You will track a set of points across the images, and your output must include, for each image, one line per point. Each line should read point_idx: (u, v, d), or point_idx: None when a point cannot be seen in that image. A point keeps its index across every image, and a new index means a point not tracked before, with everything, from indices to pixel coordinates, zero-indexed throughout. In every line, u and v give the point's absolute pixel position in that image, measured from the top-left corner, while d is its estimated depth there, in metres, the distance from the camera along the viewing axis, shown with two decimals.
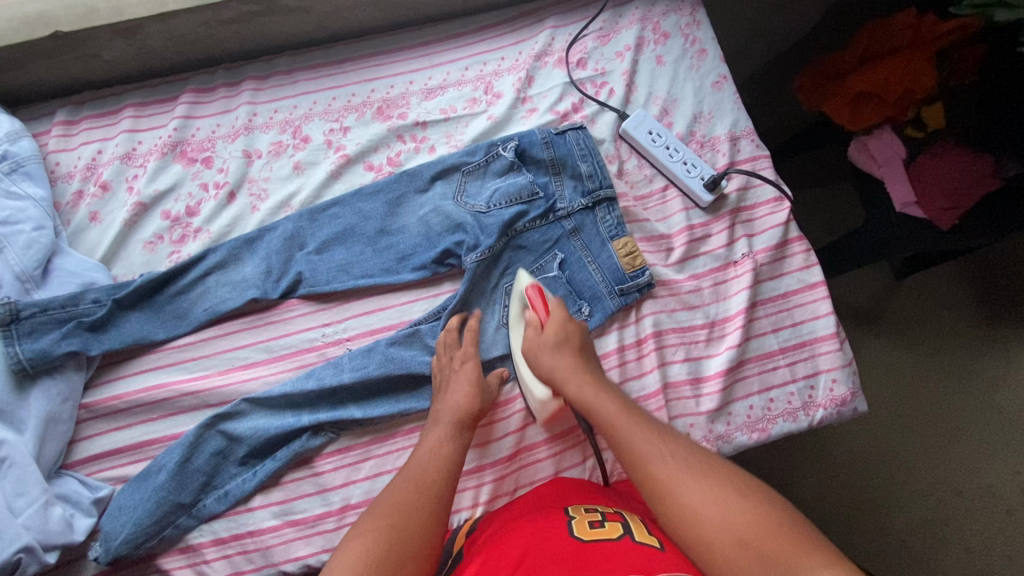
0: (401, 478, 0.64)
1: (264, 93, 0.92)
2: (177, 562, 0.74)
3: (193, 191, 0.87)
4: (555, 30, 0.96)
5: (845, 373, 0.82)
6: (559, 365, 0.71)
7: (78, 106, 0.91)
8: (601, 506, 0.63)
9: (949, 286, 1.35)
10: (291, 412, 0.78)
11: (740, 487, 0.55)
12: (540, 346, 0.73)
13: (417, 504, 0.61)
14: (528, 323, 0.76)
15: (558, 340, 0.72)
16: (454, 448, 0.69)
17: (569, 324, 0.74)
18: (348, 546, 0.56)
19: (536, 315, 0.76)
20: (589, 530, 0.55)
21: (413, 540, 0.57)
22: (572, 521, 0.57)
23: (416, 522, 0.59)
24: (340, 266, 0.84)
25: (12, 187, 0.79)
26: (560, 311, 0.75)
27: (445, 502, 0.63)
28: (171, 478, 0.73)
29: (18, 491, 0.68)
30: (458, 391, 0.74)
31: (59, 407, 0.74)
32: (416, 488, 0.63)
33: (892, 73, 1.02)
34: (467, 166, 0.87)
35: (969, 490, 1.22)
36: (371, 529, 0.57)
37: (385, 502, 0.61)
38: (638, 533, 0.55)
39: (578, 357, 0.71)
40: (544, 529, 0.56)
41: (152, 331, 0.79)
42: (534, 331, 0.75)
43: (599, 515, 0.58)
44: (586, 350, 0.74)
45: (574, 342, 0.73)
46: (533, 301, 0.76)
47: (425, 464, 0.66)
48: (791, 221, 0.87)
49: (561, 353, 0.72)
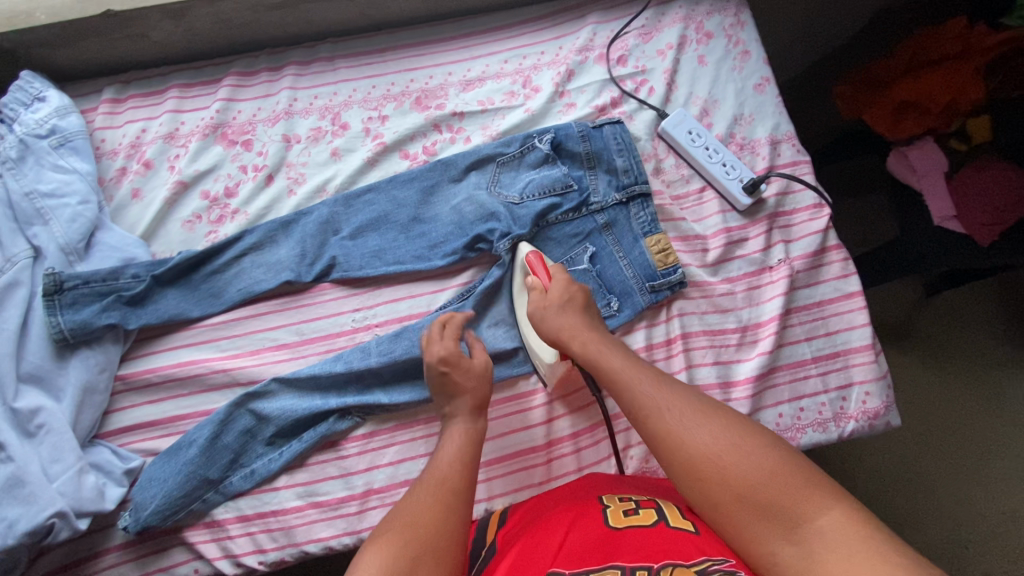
0: (421, 483, 0.63)
1: (305, 79, 0.93)
2: (202, 536, 0.75)
3: (232, 172, 0.88)
4: (597, 26, 0.96)
5: (879, 386, 0.80)
6: (564, 324, 0.71)
7: (125, 85, 0.93)
8: (634, 495, 0.63)
9: (981, 304, 1.32)
10: (320, 394, 0.79)
11: (746, 436, 0.55)
12: (546, 307, 0.73)
13: (433, 505, 0.59)
14: (530, 289, 0.76)
15: (563, 301, 0.73)
16: (465, 440, 0.68)
17: (573, 286, 0.74)
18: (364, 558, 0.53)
19: (539, 279, 0.76)
20: (623, 518, 0.55)
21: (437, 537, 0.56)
22: (605, 509, 0.57)
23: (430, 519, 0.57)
24: (373, 252, 0.84)
25: (60, 161, 0.81)
26: (560, 274, 0.76)
27: (466, 493, 0.62)
28: (201, 453, 0.74)
29: (54, 457, 0.70)
30: (472, 392, 0.72)
31: (96, 377, 0.76)
32: (435, 486, 0.61)
33: (937, 82, 1.00)
34: (502, 157, 0.87)
35: (991, 511, 1.19)
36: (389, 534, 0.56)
37: (402, 513, 0.59)
38: (673, 518, 0.55)
39: (581, 316, 0.72)
40: (579, 519, 0.56)
41: (187, 308, 0.81)
42: (538, 295, 0.75)
43: (633, 503, 0.58)
44: (590, 309, 0.74)
45: (579, 302, 0.73)
46: (534, 269, 0.77)
47: (440, 462, 0.65)
48: (829, 229, 0.86)
49: (566, 312, 0.72)
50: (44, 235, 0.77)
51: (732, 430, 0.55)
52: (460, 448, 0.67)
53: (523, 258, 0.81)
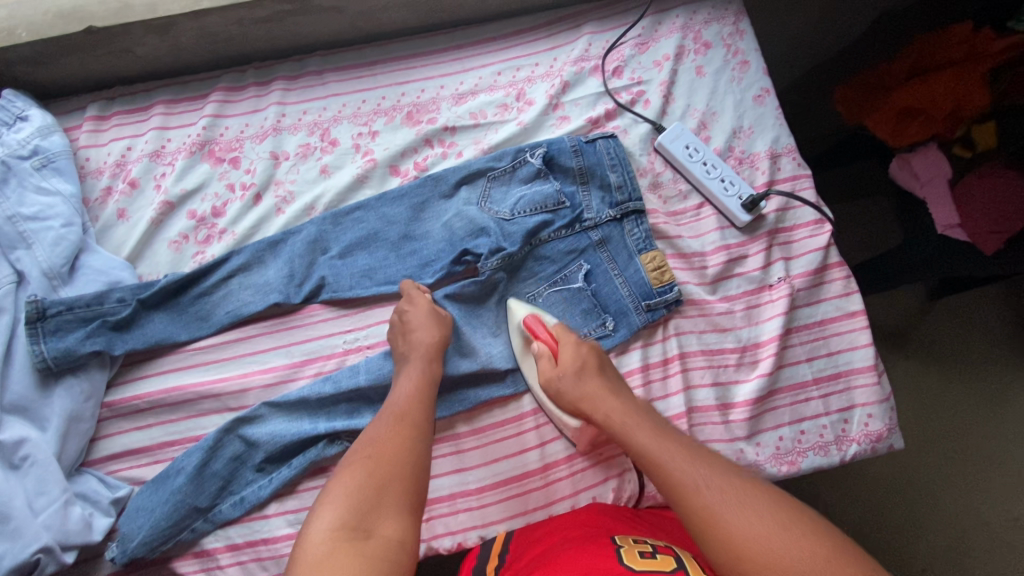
0: (381, 420, 0.65)
1: (293, 94, 0.91)
2: (192, 566, 0.73)
3: (219, 191, 0.86)
4: (593, 36, 0.94)
5: (882, 408, 0.78)
6: (582, 391, 0.70)
7: (110, 102, 0.91)
8: (649, 539, 0.62)
9: (986, 311, 1.29)
10: (309, 420, 0.77)
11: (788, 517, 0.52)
12: (559, 377, 0.72)
13: (395, 437, 0.62)
14: (539, 356, 0.75)
15: (575, 367, 0.72)
16: (421, 378, 0.70)
17: (582, 346, 0.74)
18: (332, 491, 0.57)
19: (546, 344, 0.75)
20: (639, 559, 0.54)
21: (392, 467, 0.59)
22: (621, 549, 0.56)
23: (390, 451, 0.60)
24: (362, 271, 0.82)
25: (43, 182, 0.79)
26: (568, 337, 0.75)
27: (426, 429, 0.65)
28: (189, 481, 0.73)
29: (39, 490, 0.68)
30: (425, 330, 0.74)
31: (81, 405, 0.74)
32: (395, 422, 0.64)
33: (940, 87, 0.96)
34: (493, 172, 0.85)
35: (995, 520, 1.17)
36: (355, 461, 0.60)
37: (365, 439, 0.63)
38: (691, 568, 0.54)
39: (597, 379, 0.71)
40: (594, 557, 0.55)
41: (174, 332, 0.79)
42: (548, 362, 0.74)
43: (649, 547, 0.57)
44: (605, 366, 0.74)
45: (591, 364, 0.72)
46: (534, 331, 0.77)
47: (403, 402, 0.67)
48: (831, 245, 0.84)
49: (581, 379, 0.71)
50: (27, 260, 0.76)
51: (776, 515, 0.53)
52: (414, 385, 0.69)
53: (518, 322, 0.80)
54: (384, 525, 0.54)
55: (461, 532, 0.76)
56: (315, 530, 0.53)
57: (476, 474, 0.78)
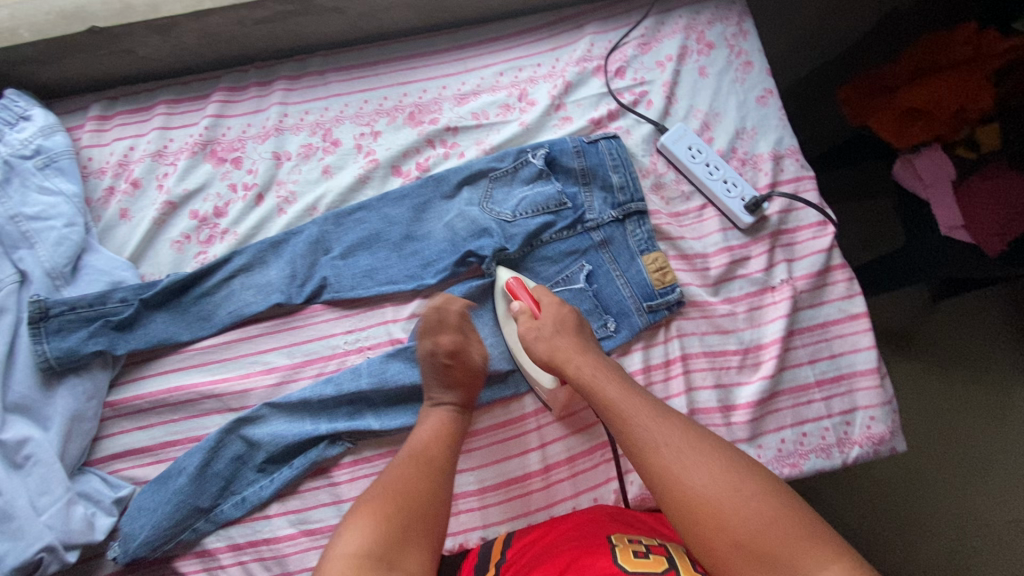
0: (407, 454, 0.66)
1: (295, 94, 0.91)
2: (193, 566, 0.74)
3: (221, 191, 0.86)
4: (595, 37, 0.93)
5: (884, 411, 0.78)
6: (557, 346, 0.71)
7: (112, 102, 0.91)
8: (644, 538, 0.62)
9: (989, 312, 1.29)
10: (310, 421, 0.77)
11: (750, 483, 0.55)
12: (537, 332, 0.72)
13: (421, 477, 0.63)
14: (518, 313, 0.76)
15: (554, 326, 0.72)
16: (450, 426, 0.71)
17: (562, 307, 0.75)
18: (358, 519, 0.58)
19: (526, 303, 0.76)
20: (633, 560, 0.54)
21: (418, 506, 0.60)
22: (615, 549, 0.56)
23: (417, 491, 0.61)
24: (364, 272, 0.82)
25: (45, 182, 0.79)
26: (548, 297, 0.76)
27: (449, 472, 0.66)
28: (190, 482, 0.73)
29: (42, 489, 0.68)
30: (461, 385, 0.73)
31: (84, 405, 0.74)
32: (421, 462, 0.65)
33: (943, 87, 0.96)
34: (495, 172, 0.85)
35: (996, 521, 1.17)
36: (380, 493, 0.61)
37: (390, 473, 0.63)
38: (683, 569, 0.54)
39: (577, 339, 0.72)
40: (590, 557, 0.55)
41: (177, 332, 0.79)
42: (528, 318, 0.75)
43: (643, 546, 0.57)
44: (583, 328, 0.74)
45: (570, 323, 0.73)
46: (517, 294, 0.77)
47: (427, 441, 0.68)
48: (834, 247, 0.84)
49: (557, 335, 0.72)
50: (30, 259, 0.76)
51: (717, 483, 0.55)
52: (439, 429, 0.70)
53: (503, 284, 0.80)
54: (407, 563, 0.56)
55: (462, 533, 0.76)
56: (338, 554, 0.55)
57: (477, 476, 0.78)
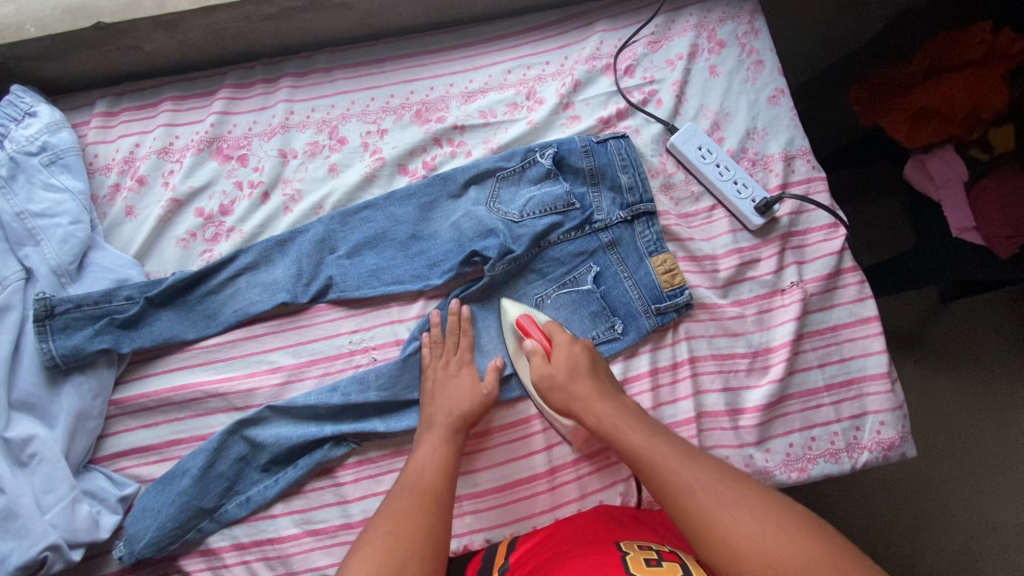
0: (400, 491, 0.63)
1: (302, 91, 0.90)
2: (198, 565, 0.74)
3: (227, 189, 0.86)
4: (605, 35, 0.92)
5: (894, 416, 0.77)
6: (569, 386, 0.69)
7: (118, 98, 0.90)
8: (653, 543, 0.61)
9: (998, 315, 1.28)
10: (315, 421, 0.77)
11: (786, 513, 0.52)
12: (551, 377, 0.70)
13: (418, 508, 0.60)
14: (530, 352, 0.73)
15: (569, 369, 0.70)
16: (447, 454, 0.68)
17: (575, 345, 0.72)
18: (358, 559, 0.54)
19: (538, 341, 0.73)
20: (645, 568, 0.53)
21: (419, 536, 0.57)
22: (626, 556, 0.55)
23: (415, 522, 0.58)
24: (370, 271, 0.82)
25: (51, 179, 0.79)
26: (560, 335, 0.73)
27: (448, 501, 0.63)
28: (194, 483, 0.73)
29: (47, 488, 0.68)
30: (456, 398, 0.74)
31: (89, 403, 0.74)
32: (415, 494, 0.62)
33: (959, 85, 0.95)
34: (502, 171, 0.84)
35: (1004, 525, 1.16)
36: (377, 533, 0.57)
37: (386, 511, 0.60)
38: (697, 575, 0.53)
39: (591, 380, 0.70)
40: (599, 566, 0.54)
41: (182, 331, 0.79)
42: (541, 359, 0.72)
43: (655, 554, 0.56)
44: (598, 367, 0.72)
45: (585, 364, 0.71)
46: (529, 332, 0.74)
47: (423, 471, 0.65)
48: (845, 250, 0.82)
49: (571, 377, 0.70)
50: (35, 257, 0.76)
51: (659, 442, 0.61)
52: (435, 456, 0.67)
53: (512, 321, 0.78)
54: None
55: (467, 535, 0.76)
56: None
57: (482, 477, 0.77)
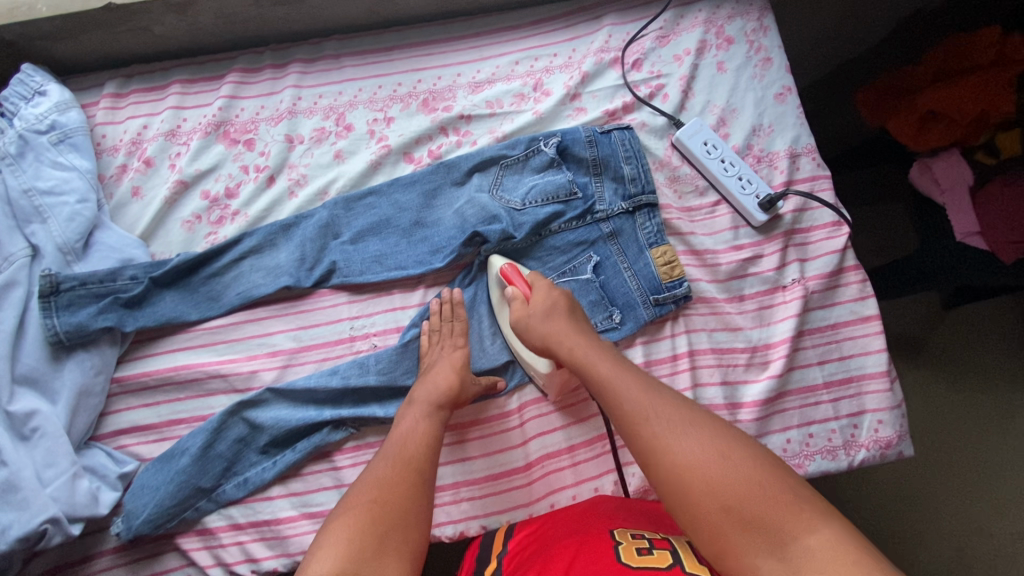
0: (381, 462, 0.63)
1: (310, 77, 0.91)
2: (194, 543, 0.74)
3: (233, 172, 0.86)
4: (613, 28, 0.92)
5: (893, 415, 0.77)
6: (553, 331, 0.69)
7: (127, 80, 0.91)
8: (645, 531, 0.61)
9: (1000, 322, 1.28)
10: (315, 405, 0.77)
11: (772, 493, 0.49)
12: (527, 316, 0.72)
13: (396, 481, 0.60)
14: (511, 299, 0.75)
15: (547, 308, 0.71)
16: (428, 427, 0.67)
17: (555, 290, 0.73)
18: (332, 533, 0.54)
19: (519, 288, 0.75)
20: (637, 557, 0.53)
21: (396, 513, 0.57)
22: (618, 546, 0.55)
23: (391, 497, 0.58)
24: (373, 257, 0.82)
25: (59, 158, 0.80)
26: (540, 281, 0.75)
27: (429, 478, 0.63)
28: (193, 462, 0.74)
29: (48, 462, 0.69)
30: (439, 376, 0.72)
31: (92, 379, 0.75)
32: (394, 465, 0.62)
33: (967, 92, 0.94)
34: (506, 160, 0.84)
35: (1000, 532, 1.16)
36: (354, 505, 0.57)
37: (365, 482, 0.60)
38: (688, 563, 0.53)
39: (570, 322, 0.70)
40: (591, 556, 0.54)
41: (185, 311, 0.79)
42: (520, 304, 0.73)
43: (646, 542, 0.56)
44: (576, 312, 0.73)
45: (562, 306, 0.72)
46: (512, 279, 0.76)
47: (405, 443, 0.65)
48: (848, 248, 0.82)
49: (551, 319, 0.70)
50: (41, 233, 0.76)
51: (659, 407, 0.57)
52: (416, 430, 0.67)
53: (497, 271, 0.79)
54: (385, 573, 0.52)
55: (462, 521, 0.76)
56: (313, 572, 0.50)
57: (478, 464, 0.77)
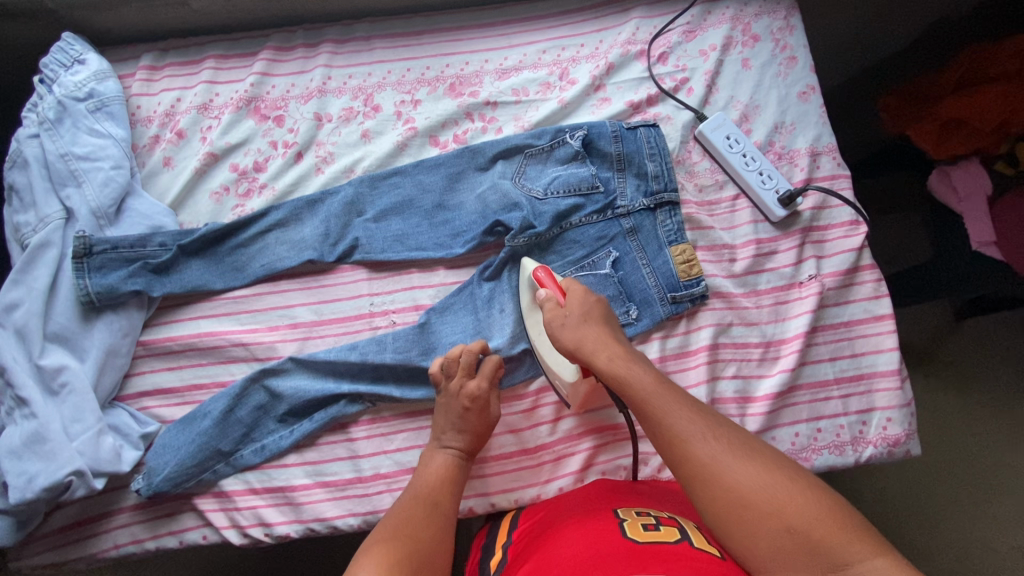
0: (409, 501, 0.64)
1: (341, 58, 0.93)
2: (211, 505, 0.76)
3: (262, 147, 0.88)
4: (641, 22, 0.94)
5: (902, 413, 0.78)
6: (586, 336, 0.67)
7: (163, 53, 0.93)
8: (652, 510, 0.62)
9: (1010, 335, 1.28)
10: (333, 377, 0.79)
11: (828, 521, 0.49)
12: (563, 321, 0.69)
13: (427, 519, 0.62)
14: (544, 302, 0.72)
15: (584, 313, 0.69)
16: (453, 472, 0.70)
17: (590, 297, 0.71)
18: (371, 550, 0.55)
19: (552, 292, 0.72)
20: (643, 532, 0.54)
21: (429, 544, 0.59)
22: (624, 522, 0.56)
23: (425, 532, 0.60)
24: (395, 236, 0.84)
25: (96, 125, 0.82)
26: (575, 288, 0.72)
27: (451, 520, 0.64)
28: (215, 425, 0.76)
29: (75, 417, 0.71)
30: (460, 419, 0.72)
31: (119, 341, 0.77)
32: (422, 505, 0.64)
33: (993, 99, 0.93)
34: (531, 149, 0.85)
35: (1003, 546, 1.15)
36: (393, 533, 0.58)
37: (394, 517, 0.61)
38: (696, 539, 0.54)
39: (604, 328, 0.68)
40: (598, 532, 0.56)
41: (210, 280, 0.81)
42: (554, 305, 0.71)
43: (653, 519, 0.57)
44: (611, 321, 0.70)
45: (597, 314, 0.69)
46: (542, 282, 0.73)
47: (430, 486, 0.67)
48: (864, 247, 0.83)
49: (586, 324, 0.68)
50: (76, 197, 0.78)
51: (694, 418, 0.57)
52: (440, 475, 0.69)
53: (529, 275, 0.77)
54: None
55: (472, 497, 0.78)
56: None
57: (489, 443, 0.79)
